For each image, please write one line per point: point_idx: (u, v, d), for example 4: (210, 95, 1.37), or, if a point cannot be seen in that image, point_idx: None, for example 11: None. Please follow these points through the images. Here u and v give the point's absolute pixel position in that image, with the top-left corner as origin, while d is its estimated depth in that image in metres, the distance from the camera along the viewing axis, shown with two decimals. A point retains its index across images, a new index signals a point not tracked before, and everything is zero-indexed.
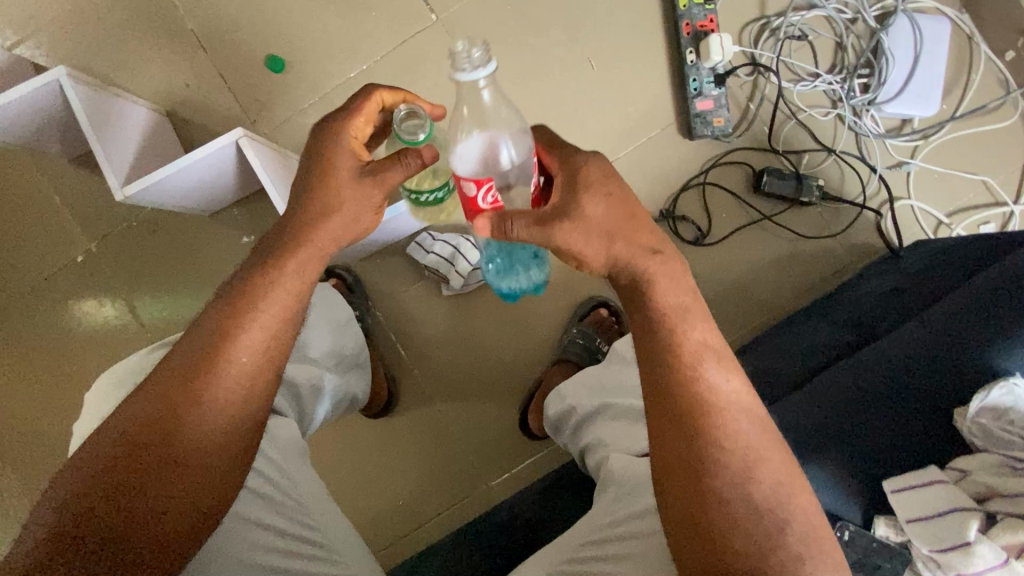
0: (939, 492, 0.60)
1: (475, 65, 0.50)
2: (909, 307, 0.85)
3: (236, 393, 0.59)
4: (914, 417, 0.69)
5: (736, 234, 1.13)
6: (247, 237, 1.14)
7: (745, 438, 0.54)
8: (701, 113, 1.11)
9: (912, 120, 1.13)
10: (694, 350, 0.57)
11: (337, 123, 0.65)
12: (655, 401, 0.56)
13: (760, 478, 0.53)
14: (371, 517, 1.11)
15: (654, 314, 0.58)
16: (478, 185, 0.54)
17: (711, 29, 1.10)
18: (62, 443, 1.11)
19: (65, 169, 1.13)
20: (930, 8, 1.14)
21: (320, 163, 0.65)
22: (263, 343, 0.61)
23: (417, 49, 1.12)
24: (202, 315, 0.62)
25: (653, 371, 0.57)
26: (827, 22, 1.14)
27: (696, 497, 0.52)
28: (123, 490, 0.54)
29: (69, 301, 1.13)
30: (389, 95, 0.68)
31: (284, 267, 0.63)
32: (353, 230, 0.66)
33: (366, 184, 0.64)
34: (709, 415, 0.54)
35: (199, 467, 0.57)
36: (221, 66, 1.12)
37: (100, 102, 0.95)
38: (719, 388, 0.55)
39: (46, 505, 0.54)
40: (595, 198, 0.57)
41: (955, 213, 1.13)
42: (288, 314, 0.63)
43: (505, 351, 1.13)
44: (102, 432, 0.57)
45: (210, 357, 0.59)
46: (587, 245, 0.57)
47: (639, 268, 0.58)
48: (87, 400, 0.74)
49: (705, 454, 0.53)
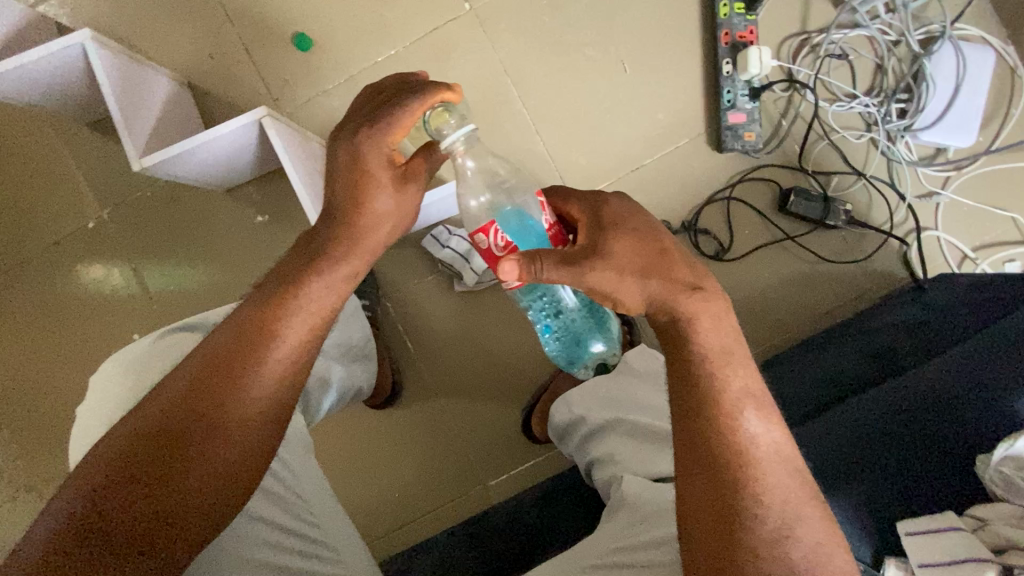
0: (956, 540, 0.59)
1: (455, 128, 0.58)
2: (933, 345, 0.84)
3: (267, 392, 0.59)
4: (944, 472, 0.67)
5: (758, 252, 1.11)
6: (262, 217, 1.12)
7: (784, 493, 0.51)
8: (732, 126, 1.08)
9: (947, 150, 1.11)
10: (733, 396, 0.54)
11: (377, 135, 0.62)
12: (688, 448, 0.53)
13: (799, 537, 0.50)
14: (366, 507, 1.11)
15: (693, 356, 0.55)
16: (486, 234, 0.57)
17: (750, 40, 1.08)
18: (61, 409, 1.11)
19: (81, 133, 1.11)
20: (975, 36, 1.11)
21: (355, 177, 0.64)
22: (297, 344, 0.61)
23: (448, 38, 1.10)
24: (237, 311, 0.62)
25: (687, 417, 0.54)
26: (869, 42, 1.11)
27: (729, 553, 0.49)
28: (143, 482, 0.53)
29: (78, 267, 1.12)
30: (419, 109, 0.61)
31: (324, 270, 0.63)
32: (390, 228, 0.67)
33: (411, 189, 0.67)
34: (747, 467, 0.51)
35: (223, 466, 0.56)
36: (247, 39, 1.10)
37: (123, 69, 0.93)
38: (760, 438, 0.53)
39: (66, 495, 0.52)
40: (623, 236, 0.57)
41: (982, 248, 1.11)
42: (321, 314, 0.62)
43: (513, 351, 1.12)
44: (127, 422, 0.56)
45: (241, 351, 0.58)
46: (619, 287, 0.56)
47: (677, 309, 0.56)
48: (92, 382, 0.73)
49: (742, 507, 0.50)
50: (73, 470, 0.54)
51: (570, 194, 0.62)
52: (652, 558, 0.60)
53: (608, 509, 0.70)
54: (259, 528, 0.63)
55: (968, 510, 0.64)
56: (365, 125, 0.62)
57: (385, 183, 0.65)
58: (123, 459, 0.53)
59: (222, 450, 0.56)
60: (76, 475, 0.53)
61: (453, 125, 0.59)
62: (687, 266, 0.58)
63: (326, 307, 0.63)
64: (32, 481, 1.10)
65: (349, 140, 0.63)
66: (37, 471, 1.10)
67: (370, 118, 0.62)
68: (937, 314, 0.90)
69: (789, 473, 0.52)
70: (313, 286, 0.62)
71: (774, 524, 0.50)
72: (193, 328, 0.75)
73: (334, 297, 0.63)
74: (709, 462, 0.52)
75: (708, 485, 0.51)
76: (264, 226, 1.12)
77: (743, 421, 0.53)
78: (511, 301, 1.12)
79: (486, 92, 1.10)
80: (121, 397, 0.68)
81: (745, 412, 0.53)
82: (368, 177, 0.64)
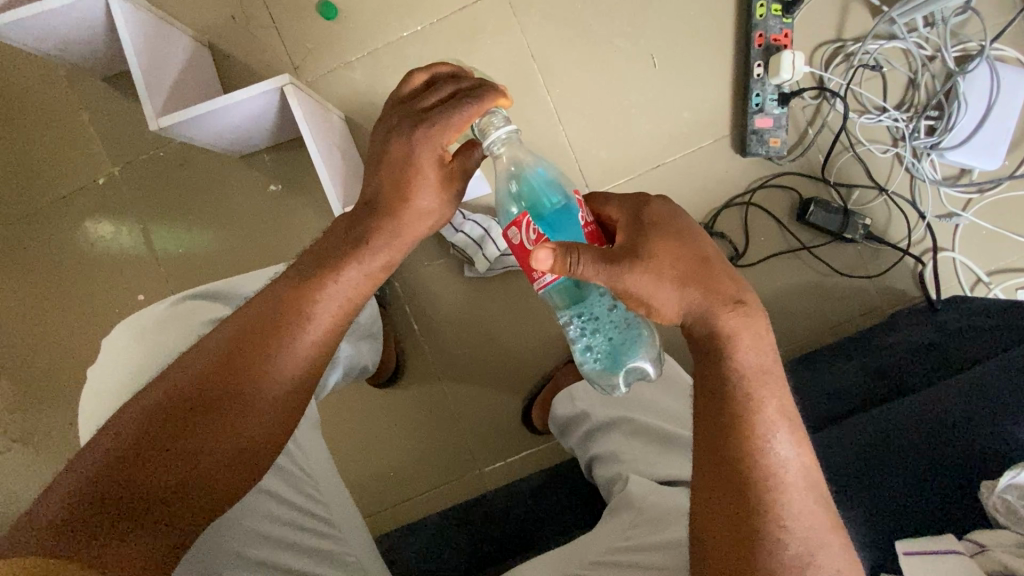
0: (953, 561, 0.59)
1: (499, 127, 0.57)
2: (945, 368, 0.83)
3: (295, 372, 0.59)
4: (957, 502, 0.66)
5: (772, 260, 1.10)
6: (275, 185, 1.10)
7: (808, 518, 0.51)
8: (759, 131, 1.06)
9: (971, 171, 1.10)
10: (761, 412, 0.53)
11: (434, 136, 0.62)
12: (710, 460, 0.54)
13: (819, 563, 0.50)
14: (360, 483, 1.11)
15: (726, 370, 0.55)
16: (518, 228, 0.56)
17: (784, 44, 1.05)
18: (61, 363, 1.10)
19: (96, 86, 1.09)
20: (1012, 57, 1.09)
21: (405, 171, 0.64)
22: (327, 326, 0.61)
23: (476, 18, 1.08)
24: (269, 288, 0.61)
25: (714, 431, 0.54)
26: (904, 55, 1.09)
27: (744, 569, 0.49)
28: (167, 445, 0.53)
29: (86, 223, 1.11)
30: (477, 114, 0.60)
31: (360, 256, 0.63)
32: (428, 220, 0.67)
33: (454, 190, 0.67)
34: (771, 486, 0.51)
35: (247, 442, 0.56)
36: (271, 4, 1.08)
37: (145, 25, 0.91)
38: (788, 456, 0.53)
39: (88, 458, 0.52)
40: (665, 240, 0.57)
41: (996, 273, 1.11)
42: (353, 297, 0.63)
43: (518, 341, 1.12)
44: (153, 391, 0.55)
45: (273, 325, 0.58)
46: (657, 293, 0.56)
47: (717, 322, 0.56)
48: (104, 344, 0.73)
49: (762, 528, 0.50)
50: (94, 435, 0.54)
51: (612, 198, 0.62)
52: (653, 561, 0.60)
53: (610, 508, 0.70)
54: (268, 503, 0.64)
55: (969, 533, 0.64)
56: (422, 123, 0.62)
57: (432, 180, 0.65)
58: (151, 421, 0.53)
59: (248, 426, 0.56)
60: (104, 430, 0.53)
61: (497, 123, 0.57)
62: (729, 278, 0.58)
63: (358, 294, 0.63)
64: (27, 432, 1.10)
65: (405, 136, 0.63)
66: (33, 422, 1.10)
67: (427, 117, 0.62)
68: (950, 334, 0.89)
69: (813, 496, 0.52)
70: (347, 270, 0.62)
71: (796, 548, 0.50)
72: (207, 296, 0.75)
73: (368, 286, 0.64)
74: (732, 476, 0.52)
75: (730, 498, 0.52)
76: (276, 195, 1.11)
77: (771, 439, 0.53)
78: (520, 290, 1.11)
79: (511, 76, 1.08)
80: (130, 360, 0.68)
81: (777, 434, 0.53)
82: (417, 174, 0.64)
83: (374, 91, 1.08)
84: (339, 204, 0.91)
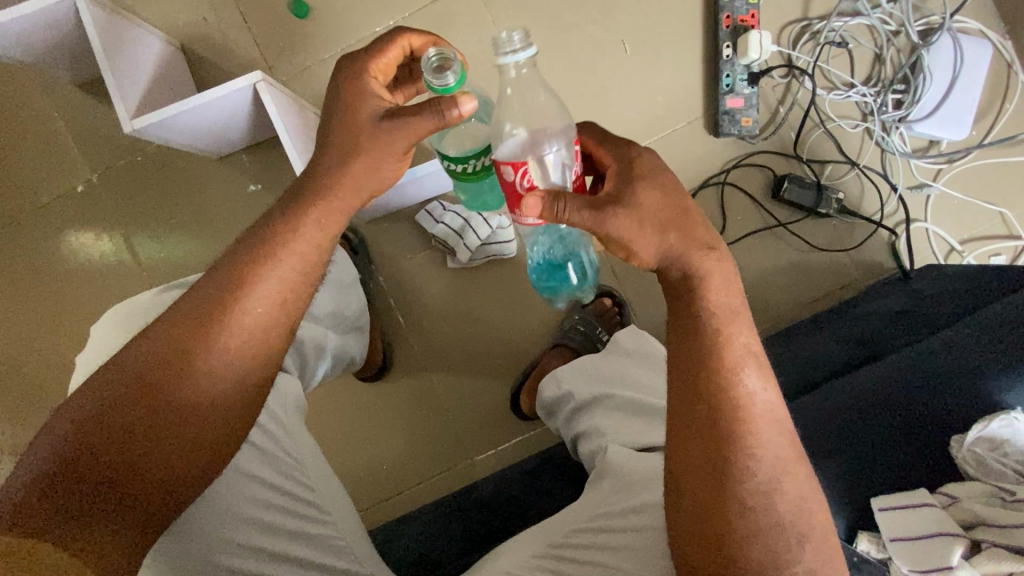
0: (927, 515, 0.61)
1: (516, 48, 0.53)
2: (918, 331, 0.85)
3: (245, 348, 0.58)
4: (932, 459, 0.68)
5: (750, 238, 1.12)
6: (255, 185, 1.11)
7: (774, 448, 0.54)
8: (730, 111, 1.08)
9: (940, 142, 1.12)
10: (733, 359, 0.56)
11: (364, 62, 0.62)
12: (682, 399, 0.56)
13: (785, 490, 0.52)
14: (353, 478, 1.12)
15: (697, 318, 0.57)
16: (513, 169, 0.56)
17: (751, 24, 1.07)
18: (46, 373, 1.10)
19: (72, 94, 1.09)
20: (974, 30, 1.12)
21: (341, 104, 0.61)
22: (277, 302, 0.59)
23: (448, 11, 1.09)
24: (217, 265, 0.60)
25: (686, 370, 0.56)
26: (869, 31, 1.11)
27: (715, 499, 0.52)
28: (120, 431, 0.53)
29: (67, 231, 1.10)
30: (418, 40, 0.65)
31: (309, 220, 0.61)
32: (375, 178, 0.62)
33: (387, 129, 0.60)
34: (739, 418, 0.54)
35: (201, 422, 0.56)
36: (243, 4, 1.08)
37: (116, 28, 0.91)
38: (758, 400, 0.55)
39: (45, 441, 0.53)
40: (651, 191, 0.58)
41: (968, 241, 1.13)
42: (305, 269, 0.61)
43: (504, 329, 1.13)
44: (105, 373, 0.55)
45: (222, 308, 0.57)
46: (641, 239, 0.57)
47: (690, 270, 0.58)
48: (92, 333, 0.74)
49: (732, 459, 0.53)
50: (51, 417, 0.54)
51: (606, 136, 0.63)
52: (635, 522, 0.62)
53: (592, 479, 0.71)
54: (252, 486, 0.64)
55: (941, 487, 0.66)
56: (353, 56, 0.63)
57: (367, 123, 0.61)
58: (103, 407, 0.53)
59: (198, 405, 0.56)
60: (59, 417, 0.54)
61: (507, 42, 0.53)
62: (706, 227, 0.60)
63: (307, 257, 0.61)
64: (18, 444, 1.09)
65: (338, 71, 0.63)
66: (23, 433, 1.09)
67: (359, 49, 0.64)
68: (922, 299, 0.91)
69: (781, 437, 0.54)
70: (298, 238, 0.60)
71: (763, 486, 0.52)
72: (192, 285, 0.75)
73: (315, 252, 0.61)
74: (702, 409, 0.55)
75: (698, 430, 0.54)
76: (257, 195, 1.11)
77: (739, 372, 0.55)
78: (504, 278, 1.12)
79: (485, 67, 1.09)
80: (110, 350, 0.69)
81: (745, 369, 0.56)
82: (351, 114, 0.61)
83: None
84: None
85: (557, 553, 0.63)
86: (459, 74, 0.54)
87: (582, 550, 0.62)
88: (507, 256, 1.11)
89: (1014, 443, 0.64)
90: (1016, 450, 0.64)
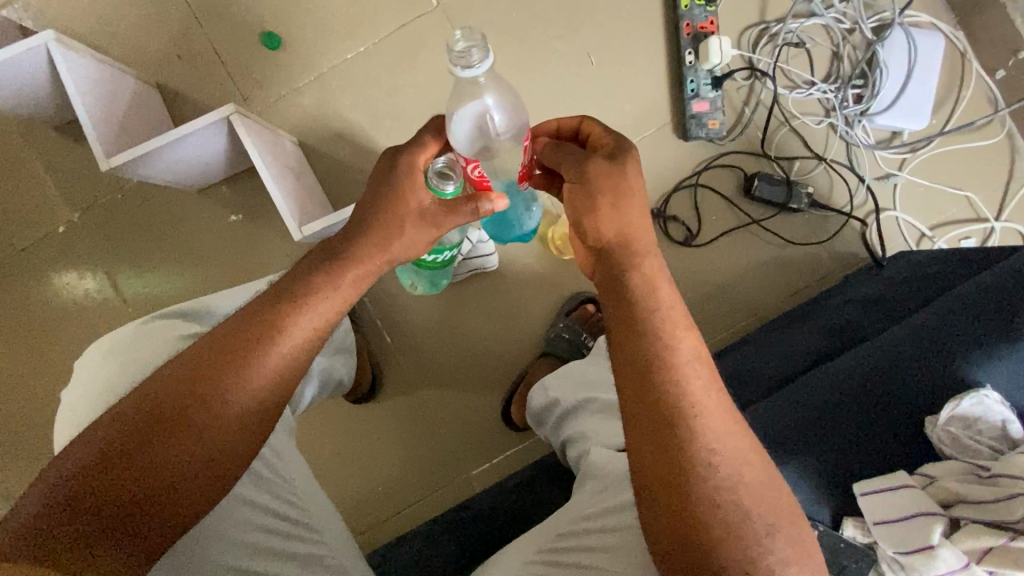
0: (907, 496, 0.62)
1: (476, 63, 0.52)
2: (892, 316, 0.87)
3: (257, 390, 0.59)
4: (908, 440, 0.70)
5: (725, 237, 1.14)
6: (236, 216, 1.12)
7: (728, 441, 0.55)
8: (697, 115, 1.11)
9: (902, 133, 1.15)
10: (678, 352, 0.58)
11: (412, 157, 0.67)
12: (639, 396, 0.57)
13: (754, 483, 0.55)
14: (349, 501, 1.11)
15: (640, 313, 0.59)
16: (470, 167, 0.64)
17: (710, 31, 1.11)
18: (35, 415, 1.10)
19: (51, 137, 1.10)
20: (926, 23, 1.16)
21: (390, 191, 0.66)
22: (300, 342, 0.61)
23: (417, 34, 1.11)
24: (247, 305, 0.62)
25: (637, 368, 0.57)
26: (825, 31, 1.15)
27: (682, 502, 0.53)
28: (140, 457, 0.54)
29: (50, 273, 1.11)
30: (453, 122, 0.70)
31: (332, 272, 0.64)
32: (408, 254, 0.68)
33: (427, 229, 0.67)
34: (693, 413, 0.55)
35: (219, 453, 0.57)
36: (214, 39, 1.10)
37: (90, 70, 0.93)
38: (713, 396, 0.57)
39: (57, 471, 0.53)
40: (638, 171, 0.63)
41: (938, 226, 1.16)
42: (330, 315, 0.63)
43: (490, 342, 1.14)
44: (116, 409, 0.56)
45: (253, 345, 0.59)
46: (616, 198, 0.62)
47: (635, 259, 0.62)
48: (77, 364, 0.73)
49: (694, 460, 0.54)
50: (63, 449, 0.55)
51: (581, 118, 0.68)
52: (619, 523, 0.62)
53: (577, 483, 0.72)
54: (247, 511, 0.64)
55: (919, 467, 0.68)
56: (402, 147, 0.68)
57: (412, 215, 0.66)
58: (122, 434, 0.54)
59: (213, 442, 0.57)
60: (79, 442, 0.54)
61: (470, 56, 0.52)
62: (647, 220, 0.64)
63: (333, 306, 0.63)
64: (9, 491, 1.08)
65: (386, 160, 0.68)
66: (14, 480, 1.08)
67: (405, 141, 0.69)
68: (895, 286, 0.93)
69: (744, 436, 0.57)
70: (316, 290, 0.63)
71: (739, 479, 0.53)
72: (188, 315, 0.76)
73: (340, 301, 0.64)
74: (659, 405, 0.56)
75: (666, 428, 0.55)
76: (238, 225, 1.12)
77: (684, 366, 0.57)
78: (487, 292, 1.14)
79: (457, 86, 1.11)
80: (101, 380, 0.68)
81: (692, 361, 0.58)
82: (398, 202, 0.66)
83: (325, 114, 1.11)
84: (296, 225, 0.93)
85: (546, 558, 0.64)
86: (454, 187, 0.69)
87: (570, 554, 0.63)
88: (488, 269, 1.13)
89: (986, 420, 0.66)
90: (988, 426, 0.66)
